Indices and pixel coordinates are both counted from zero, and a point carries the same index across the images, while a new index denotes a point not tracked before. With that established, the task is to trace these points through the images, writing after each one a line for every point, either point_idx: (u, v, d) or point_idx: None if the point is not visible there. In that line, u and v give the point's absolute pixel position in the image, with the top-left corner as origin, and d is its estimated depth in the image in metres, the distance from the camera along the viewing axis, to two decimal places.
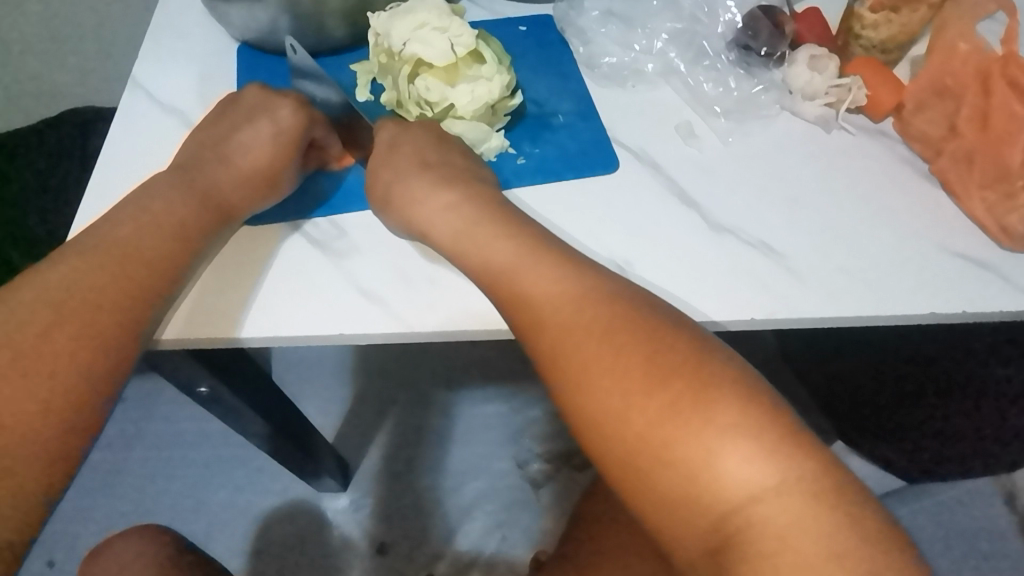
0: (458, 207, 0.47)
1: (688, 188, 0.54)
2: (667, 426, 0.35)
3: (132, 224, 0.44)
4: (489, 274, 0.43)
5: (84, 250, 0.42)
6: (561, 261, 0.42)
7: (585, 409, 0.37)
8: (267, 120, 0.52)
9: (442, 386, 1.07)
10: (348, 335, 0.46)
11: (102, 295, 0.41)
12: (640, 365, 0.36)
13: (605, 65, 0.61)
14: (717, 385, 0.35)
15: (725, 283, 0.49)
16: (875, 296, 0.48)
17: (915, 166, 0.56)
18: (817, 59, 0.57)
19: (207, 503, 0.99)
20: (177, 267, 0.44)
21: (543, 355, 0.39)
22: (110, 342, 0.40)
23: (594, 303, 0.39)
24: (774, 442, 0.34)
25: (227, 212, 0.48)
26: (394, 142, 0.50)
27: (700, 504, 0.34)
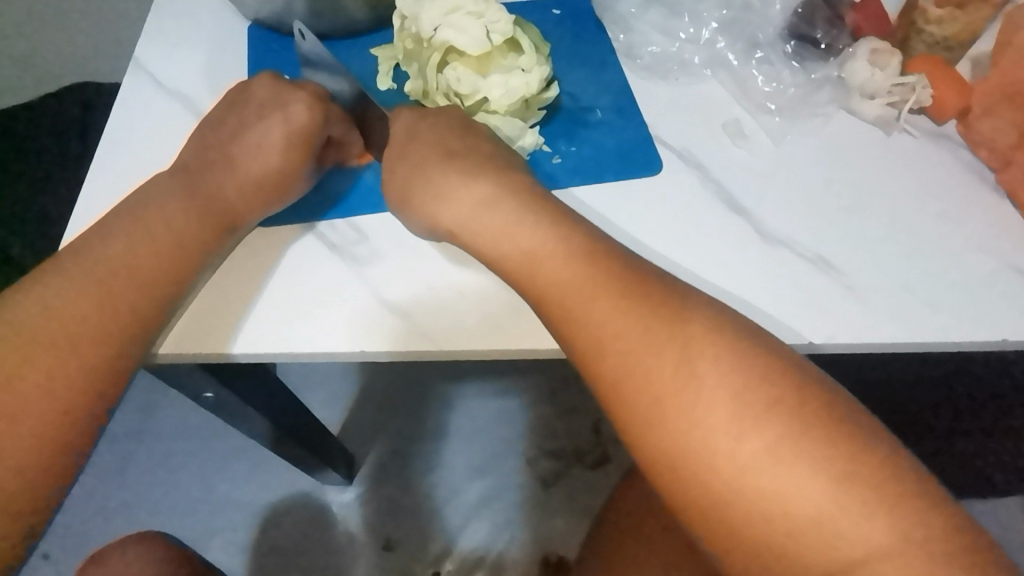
0: (490, 202, 0.41)
1: (738, 195, 0.50)
2: (762, 472, 0.30)
3: (128, 232, 0.41)
4: (532, 279, 0.39)
5: (75, 262, 0.39)
6: (620, 271, 0.37)
7: (659, 447, 0.32)
8: (279, 116, 0.47)
9: (448, 379, 1.08)
10: (369, 350, 0.43)
11: (92, 317, 0.38)
12: (725, 390, 0.31)
13: (647, 55, 0.56)
14: (817, 423, 0.30)
15: (780, 302, 0.45)
16: (941, 318, 0.45)
17: (981, 174, 0.52)
18: (879, 54, 0.53)
19: (214, 492, 1.01)
20: (176, 283, 0.41)
21: (606, 381, 0.34)
22: (103, 368, 0.38)
23: (665, 322, 0.34)
24: (890, 493, 0.29)
25: (231, 219, 0.45)
26: (412, 131, 0.46)
27: (802, 564, 0.29)
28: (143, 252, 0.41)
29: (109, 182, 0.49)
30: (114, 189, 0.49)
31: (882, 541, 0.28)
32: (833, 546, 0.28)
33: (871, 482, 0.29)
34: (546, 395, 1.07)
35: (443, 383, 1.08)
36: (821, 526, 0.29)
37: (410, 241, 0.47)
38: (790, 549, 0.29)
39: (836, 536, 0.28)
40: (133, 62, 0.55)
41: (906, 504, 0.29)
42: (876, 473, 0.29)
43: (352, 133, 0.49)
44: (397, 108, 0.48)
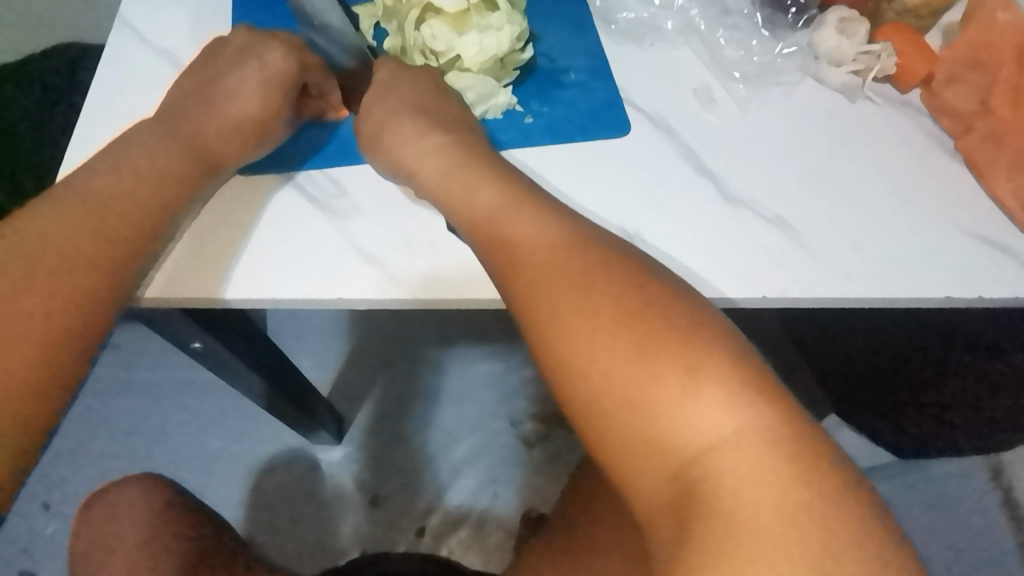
0: (447, 150, 0.45)
1: (704, 156, 0.52)
2: (632, 367, 0.33)
3: (111, 174, 0.43)
4: (480, 225, 0.41)
5: (60, 201, 0.42)
6: (544, 208, 0.40)
7: (552, 348, 0.35)
8: (255, 62, 0.48)
9: (435, 343, 1.11)
10: (345, 299, 0.46)
11: (77, 251, 0.40)
12: (645, 328, 0.34)
13: (622, 21, 0.58)
14: (687, 332, 0.34)
15: (739, 258, 0.48)
16: (889, 275, 0.47)
17: (940, 141, 0.53)
18: (847, 22, 0.54)
19: (206, 448, 1.04)
20: (157, 219, 0.43)
21: (515, 295, 0.38)
22: (91, 296, 0.40)
23: (570, 248, 0.38)
24: (743, 392, 0.32)
25: (211, 163, 0.46)
26: (392, 80, 0.48)
27: (661, 450, 0.32)
28: (125, 190, 0.43)
29: (96, 135, 0.50)
30: (99, 141, 0.50)
31: (761, 465, 0.30)
32: (718, 466, 0.31)
33: (760, 414, 0.31)
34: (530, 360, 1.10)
35: (431, 346, 1.11)
36: (710, 447, 0.31)
37: (388, 194, 0.49)
38: (680, 466, 0.31)
39: (721, 458, 0.31)
40: (118, 18, 0.56)
41: (787, 436, 0.31)
42: (767, 408, 0.32)
43: (329, 80, 0.50)
44: (382, 56, 0.50)
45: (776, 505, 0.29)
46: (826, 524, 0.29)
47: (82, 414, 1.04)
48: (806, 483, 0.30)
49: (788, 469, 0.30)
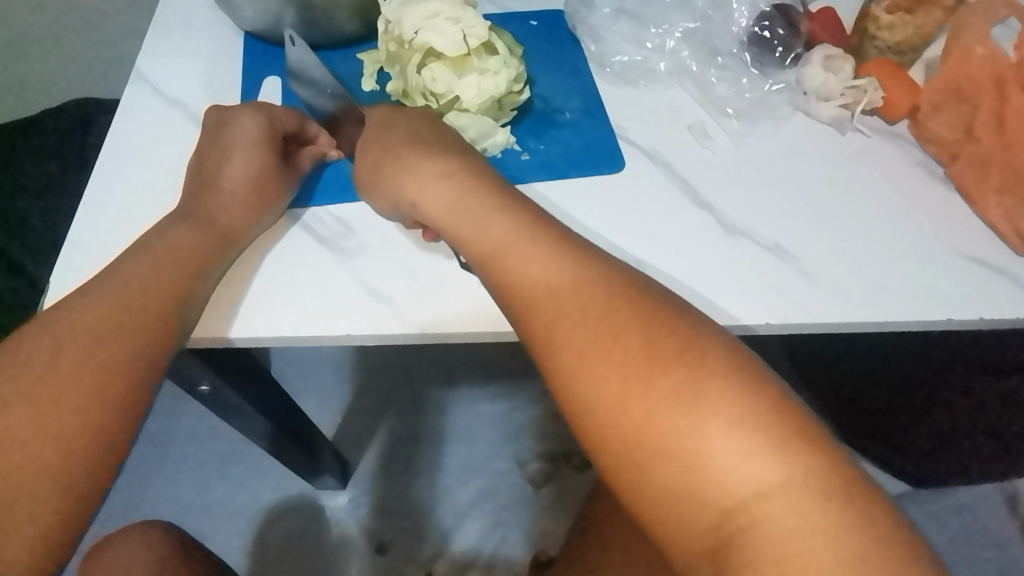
0: (448, 178, 0.45)
1: (700, 188, 0.53)
2: (668, 415, 0.33)
3: (138, 263, 0.44)
4: (491, 262, 0.41)
5: (89, 291, 0.42)
6: (556, 243, 0.40)
7: (582, 394, 0.35)
8: (230, 132, 0.51)
9: (439, 384, 1.11)
10: (359, 335, 0.46)
11: (106, 326, 0.40)
12: (685, 374, 0.34)
13: (617, 64, 0.60)
14: (718, 373, 0.34)
15: (739, 286, 0.48)
16: (893, 299, 0.48)
17: (931, 170, 0.55)
18: (832, 60, 0.57)
19: (211, 495, 1.02)
20: (185, 294, 0.44)
21: (538, 339, 0.38)
22: (125, 374, 0.40)
23: (589, 289, 0.38)
24: (780, 436, 0.32)
25: (229, 232, 0.47)
26: (383, 123, 0.50)
27: (703, 501, 0.32)
28: (152, 271, 0.43)
29: (114, 185, 0.52)
30: (116, 192, 0.52)
31: (806, 513, 0.30)
32: (764, 514, 0.31)
33: (802, 460, 0.31)
34: (535, 399, 1.09)
35: (436, 388, 1.11)
36: (757, 496, 0.31)
37: (395, 232, 0.51)
38: (721, 513, 0.31)
39: (765, 505, 0.31)
40: (135, 73, 0.59)
41: (829, 481, 0.31)
42: (808, 455, 0.32)
43: (308, 125, 0.54)
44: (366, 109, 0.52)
45: (827, 551, 0.29)
46: (881, 570, 0.29)
47: None
48: (853, 527, 0.30)
49: (835, 512, 0.30)
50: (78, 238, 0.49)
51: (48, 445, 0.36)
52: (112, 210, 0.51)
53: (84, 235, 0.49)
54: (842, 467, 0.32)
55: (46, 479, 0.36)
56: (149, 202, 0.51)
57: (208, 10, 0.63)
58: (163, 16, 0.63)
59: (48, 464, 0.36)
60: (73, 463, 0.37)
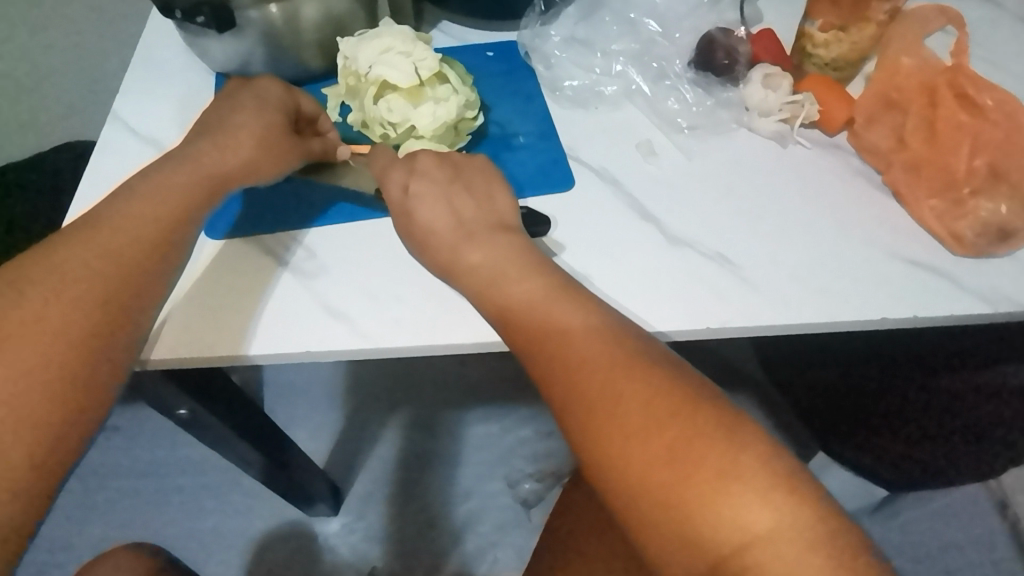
0: (481, 248, 0.46)
1: (647, 204, 0.56)
2: (665, 467, 0.35)
3: (141, 206, 0.46)
4: (508, 321, 0.43)
5: (98, 221, 0.44)
6: (564, 302, 0.42)
7: (585, 445, 0.37)
8: (253, 97, 0.53)
9: (430, 407, 1.12)
10: (315, 351, 0.49)
11: (99, 263, 0.43)
12: (692, 425, 0.36)
13: (568, 88, 0.63)
14: (710, 430, 0.36)
15: (681, 295, 0.51)
16: (827, 301, 0.50)
17: (868, 177, 0.57)
18: (772, 77, 0.59)
19: (205, 524, 1.04)
20: (171, 241, 0.46)
21: (547, 392, 0.40)
22: (108, 309, 0.42)
23: (593, 348, 0.40)
24: (769, 489, 0.34)
25: (219, 189, 0.49)
26: (409, 196, 0.50)
27: (697, 547, 0.34)
28: (140, 209, 0.46)
29: None
30: None
31: (795, 563, 0.32)
32: (754, 561, 0.33)
33: (799, 512, 0.33)
34: (526, 418, 1.11)
35: (426, 410, 1.12)
36: (757, 544, 0.33)
37: (354, 254, 0.53)
38: (714, 558, 0.33)
39: (756, 552, 0.33)
40: (112, 115, 0.63)
41: (816, 530, 0.33)
42: (795, 506, 0.34)
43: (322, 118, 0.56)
44: (382, 173, 0.52)
45: None
46: None
47: (78, 497, 1.05)
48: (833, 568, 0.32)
49: (821, 560, 0.32)
50: None
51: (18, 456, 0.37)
52: None
53: None
54: (814, 504, 0.34)
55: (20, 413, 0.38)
56: None
57: (179, 54, 0.67)
58: (136, 62, 0.66)
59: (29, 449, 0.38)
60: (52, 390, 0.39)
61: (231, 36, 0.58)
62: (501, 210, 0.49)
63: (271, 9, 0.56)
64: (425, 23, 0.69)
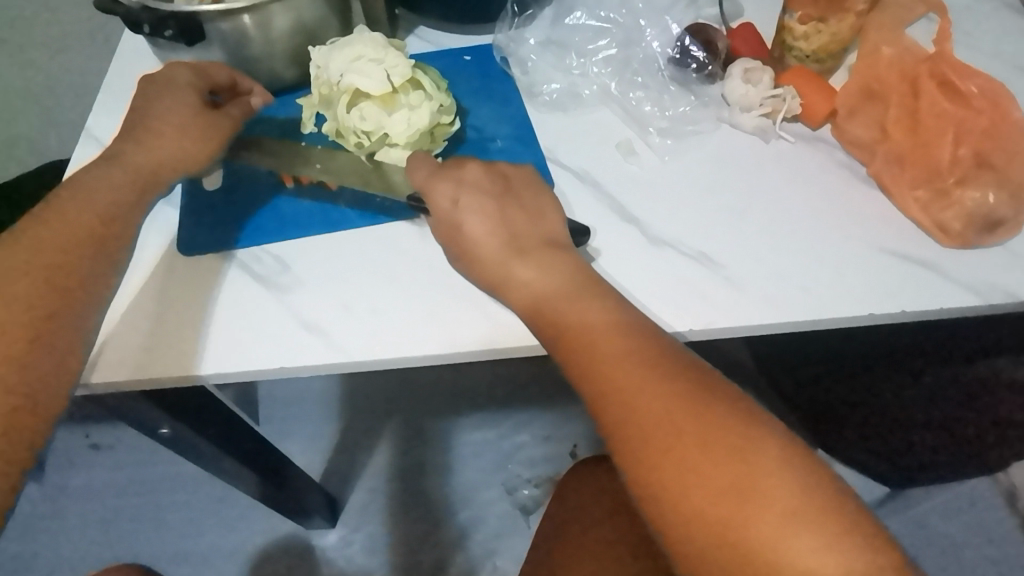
0: (536, 267, 0.46)
1: (628, 205, 0.55)
2: (734, 506, 0.35)
3: (69, 206, 0.46)
4: (561, 348, 0.43)
5: (29, 229, 0.44)
6: (626, 332, 0.42)
7: (646, 473, 0.37)
8: (165, 88, 0.54)
9: (425, 415, 1.11)
10: (292, 367, 0.48)
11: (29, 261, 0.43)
12: (744, 461, 0.36)
13: (546, 91, 0.62)
14: (781, 473, 0.36)
15: (668, 296, 0.50)
16: (814, 299, 0.49)
17: (853, 170, 0.56)
18: (752, 72, 0.59)
19: (200, 540, 1.03)
20: (105, 230, 0.47)
21: (605, 419, 0.40)
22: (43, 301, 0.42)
23: (659, 379, 0.40)
24: (839, 537, 0.34)
25: (153, 175, 0.50)
26: (455, 211, 0.49)
27: None
28: (71, 206, 0.46)
29: None
30: None
31: None
32: None
33: (859, 562, 0.34)
34: (522, 424, 1.10)
35: (421, 419, 1.11)
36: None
37: (329, 267, 0.52)
38: None
39: None
40: (84, 132, 0.62)
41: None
42: (866, 556, 0.34)
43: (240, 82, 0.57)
44: (424, 192, 0.50)
45: None
46: None
47: (72, 517, 1.04)
48: None
49: None
50: None
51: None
52: None
53: None
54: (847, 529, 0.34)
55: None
56: None
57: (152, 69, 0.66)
58: (109, 79, 0.66)
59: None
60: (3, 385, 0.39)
61: (201, 49, 0.57)
62: (544, 227, 0.49)
63: (242, 19, 0.55)
64: (400, 30, 0.68)
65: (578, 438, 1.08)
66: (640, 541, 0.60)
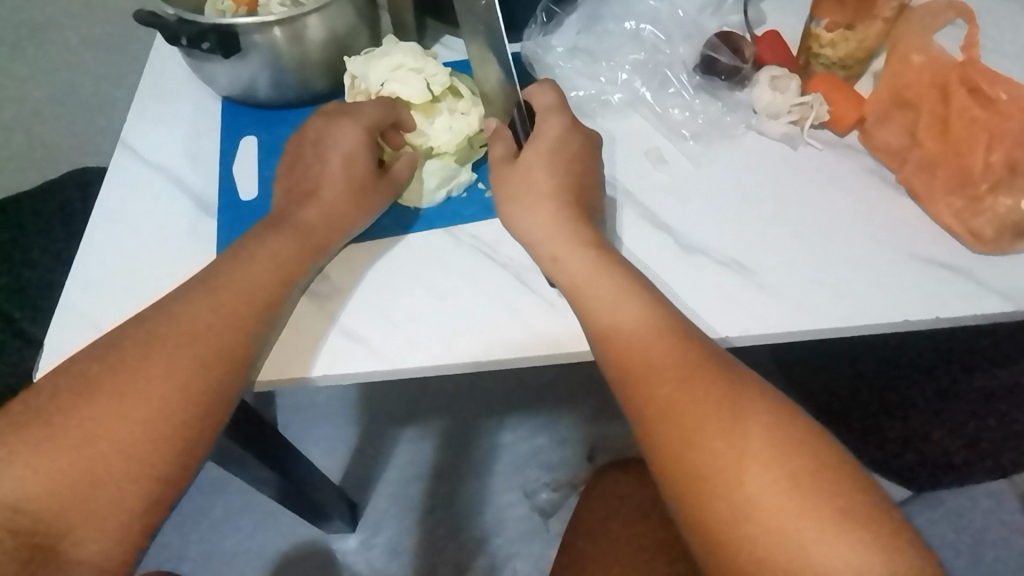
0: (587, 257, 0.48)
1: (660, 212, 0.55)
2: (779, 496, 0.37)
3: (239, 271, 0.47)
4: (611, 343, 0.45)
5: (202, 288, 0.46)
6: (673, 330, 0.44)
7: (691, 461, 0.39)
8: (332, 144, 0.53)
9: (443, 418, 1.12)
10: (334, 374, 0.48)
11: (208, 326, 0.44)
12: (748, 432, 0.39)
13: (574, 99, 0.63)
14: (820, 469, 0.38)
15: (713, 295, 0.51)
16: (850, 306, 0.50)
17: (882, 176, 0.56)
18: (779, 80, 0.60)
19: (224, 544, 1.04)
20: (272, 302, 0.47)
21: (653, 410, 0.41)
22: (212, 368, 0.43)
23: (707, 375, 0.41)
24: (875, 537, 0.36)
25: (316, 245, 0.50)
26: (563, 138, 0.53)
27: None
28: (248, 272, 0.47)
29: (107, 247, 0.56)
30: (106, 259, 0.55)
31: None
32: None
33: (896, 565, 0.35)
34: (540, 427, 1.10)
35: (440, 422, 1.12)
36: (783, 545, 0.36)
37: (366, 276, 0.53)
38: None
39: None
40: (120, 142, 0.63)
41: None
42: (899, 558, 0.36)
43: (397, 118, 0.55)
44: (541, 113, 0.54)
45: None
46: None
47: None
48: None
49: None
50: (70, 301, 0.52)
51: (111, 537, 0.38)
52: (102, 277, 0.54)
53: (76, 303, 0.52)
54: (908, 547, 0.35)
55: (123, 469, 0.39)
56: (141, 261, 0.55)
57: (182, 81, 0.67)
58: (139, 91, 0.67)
59: (132, 516, 0.39)
60: (163, 442, 0.40)
61: (237, 60, 0.58)
62: (594, 203, 0.52)
63: (274, 32, 0.56)
64: (427, 39, 0.69)
65: (596, 442, 1.08)
66: (672, 541, 0.60)
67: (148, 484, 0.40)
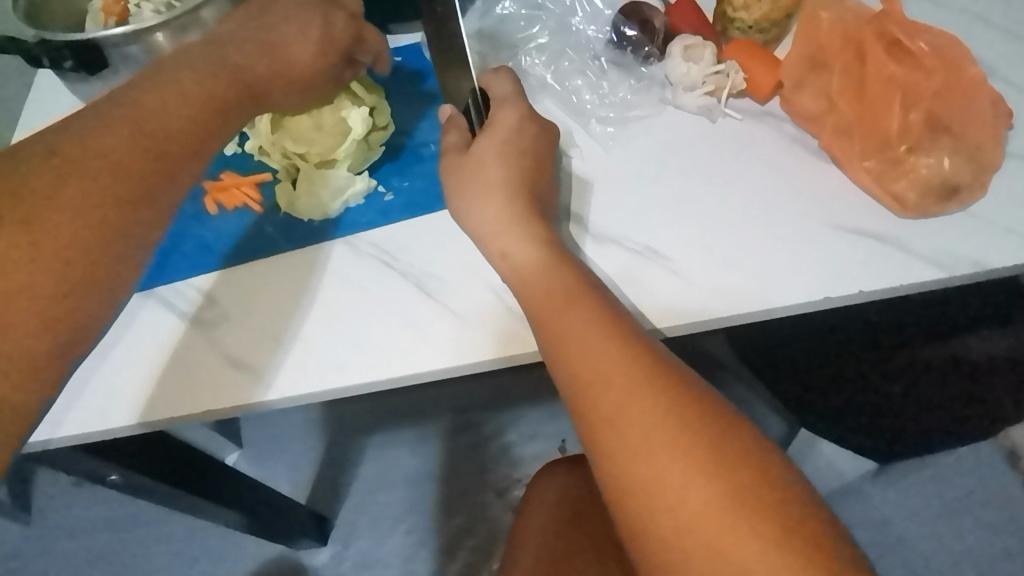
0: (534, 256, 0.44)
1: (575, 201, 0.52)
2: (728, 513, 0.33)
3: (156, 97, 0.40)
4: (557, 342, 0.40)
5: (112, 111, 0.39)
6: (625, 331, 0.40)
7: (631, 470, 0.35)
8: (306, 11, 0.47)
9: (407, 422, 1.08)
10: (223, 408, 0.46)
11: (124, 155, 0.38)
12: (698, 443, 0.35)
13: None
14: (777, 485, 0.34)
15: (645, 284, 0.48)
16: (764, 287, 0.47)
17: (805, 143, 0.53)
18: (693, 49, 0.55)
19: (191, 572, 1.01)
20: (203, 139, 0.41)
21: (599, 414, 0.37)
22: (130, 196, 0.38)
23: (661, 381, 0.37)
24: (820, 561, 0.32)
25: (256, 94, 0.45)
26: (521, 128, 0.48)
27: None
28: (173, 97, 0.41)
29: None
30: None
31: None
32: None
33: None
34: (507, 424, 1.06)
35: (404, 426, 1.08)
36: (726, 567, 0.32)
37: (262, 300, 0.50)
38: None
39: None
40: None
41: None
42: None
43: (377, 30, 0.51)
44: (496, 102, 0.50)
45: None
46: None
47: (61, 560, 1.03)
48: None
49: None
50: None
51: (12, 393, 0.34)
52: None
53: None
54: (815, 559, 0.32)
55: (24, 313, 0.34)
56: None
57: (67, 114, 0.63)
58: (16, 136, 0.63)
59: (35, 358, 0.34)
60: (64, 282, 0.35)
61: (111, 76, 0.54)
62: (547, 191, 0.48)
63: (154, 37, 0.52)
64: None
65: (566, 433, 1.05)
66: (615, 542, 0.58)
67: (51, 324, 0.35)
